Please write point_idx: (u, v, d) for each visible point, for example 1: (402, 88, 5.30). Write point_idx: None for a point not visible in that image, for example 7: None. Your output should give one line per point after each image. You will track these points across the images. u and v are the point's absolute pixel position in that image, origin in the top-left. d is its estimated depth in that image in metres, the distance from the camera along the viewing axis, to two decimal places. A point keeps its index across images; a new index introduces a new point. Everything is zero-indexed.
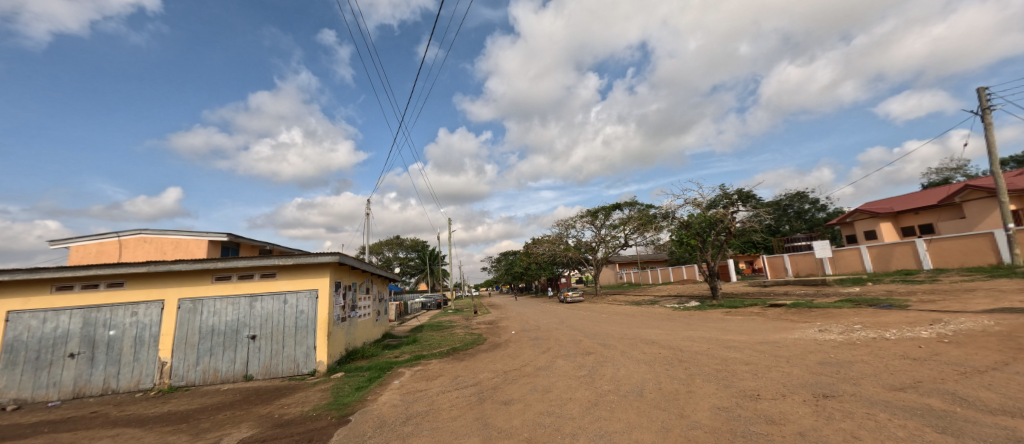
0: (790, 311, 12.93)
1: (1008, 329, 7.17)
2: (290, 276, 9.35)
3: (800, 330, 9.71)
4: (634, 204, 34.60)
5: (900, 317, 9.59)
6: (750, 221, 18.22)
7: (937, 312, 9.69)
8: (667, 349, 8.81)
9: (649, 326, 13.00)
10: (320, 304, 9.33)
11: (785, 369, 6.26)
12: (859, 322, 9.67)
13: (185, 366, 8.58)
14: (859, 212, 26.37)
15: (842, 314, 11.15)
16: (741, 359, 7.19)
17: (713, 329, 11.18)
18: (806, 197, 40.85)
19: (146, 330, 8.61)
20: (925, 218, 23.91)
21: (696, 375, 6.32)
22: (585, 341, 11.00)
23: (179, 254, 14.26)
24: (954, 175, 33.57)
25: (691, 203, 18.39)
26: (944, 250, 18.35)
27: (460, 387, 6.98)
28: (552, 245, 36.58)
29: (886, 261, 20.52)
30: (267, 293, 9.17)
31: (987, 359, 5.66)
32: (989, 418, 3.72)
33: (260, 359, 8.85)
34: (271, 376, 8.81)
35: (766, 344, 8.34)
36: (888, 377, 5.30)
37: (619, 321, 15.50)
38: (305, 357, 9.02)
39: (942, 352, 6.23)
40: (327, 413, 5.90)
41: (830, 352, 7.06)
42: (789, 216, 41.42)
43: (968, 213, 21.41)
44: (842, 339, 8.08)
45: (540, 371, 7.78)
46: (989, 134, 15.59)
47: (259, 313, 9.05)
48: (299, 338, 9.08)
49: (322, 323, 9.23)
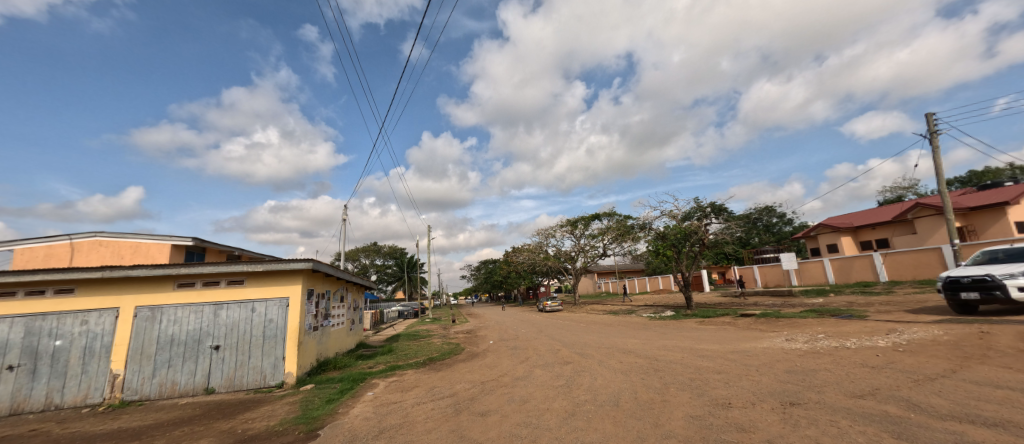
0: (759, 321, 13.35)
1: (955, 338, 7.64)
2: (258, 283, 8.99)
3: (768, 339, 10.09)
4: (612, 214, 35.34)
5: (859, 326, 10.10)
6: (722, 233, 18.76)
7: (893, 322, 10.23)
8: (643, 358, 8.95)
9: (626, 336, 13.16)
10: (291, 312, 9.02)
11: (754, 377, 6.45)
12: (822, 331, 10.12)
13: (140, 379, 8.11)
14: (821, 226, 27.70)
15: (807, 323, 11.63)
16: (713, 368, 7.38)
17: (687, 339, 11.47)
18: (774, 211, 42.94)
19: (96, 341, 8.10)
20: (880, 233, 25.39)
21: (671, 384, 6.45)
22: (563, 350, 11.04)
23: (138, 259, 13.55)
24: (906, 193, 35.91)
25: (667, 215, 18.90)
26: (898, 264, 19.44)
27: (436, 398, 6.87)
28: (532, 254, 36.71)
29: (847, 273, 21.60)
30: (233, 301, 8.80)
31: (936, 366, 6.00)
32: (940, 423, 3.93)
33: (223, 371, 8.46)
34: (235, 388, 8.43)
35: (736, 354, 8.60)
36: (849, 385, 5.53)
37: (597, 330, 15.64)
38: (273, 369, 8.68)
39: (897, 361, 6.57)
40: (294, 427, 5.68)
41: (796, 361, 7.35)
42: (758, 229, 43.23)
43: (919, 228, 22.87)
44: (807, 347, 8.42)
45: (517, 381, 7.76)
46: (937, 156, 16.67)
47: (224, 323, 8.67)
48: (267, 348, 8.74)
49: (291, 332, 8.91)
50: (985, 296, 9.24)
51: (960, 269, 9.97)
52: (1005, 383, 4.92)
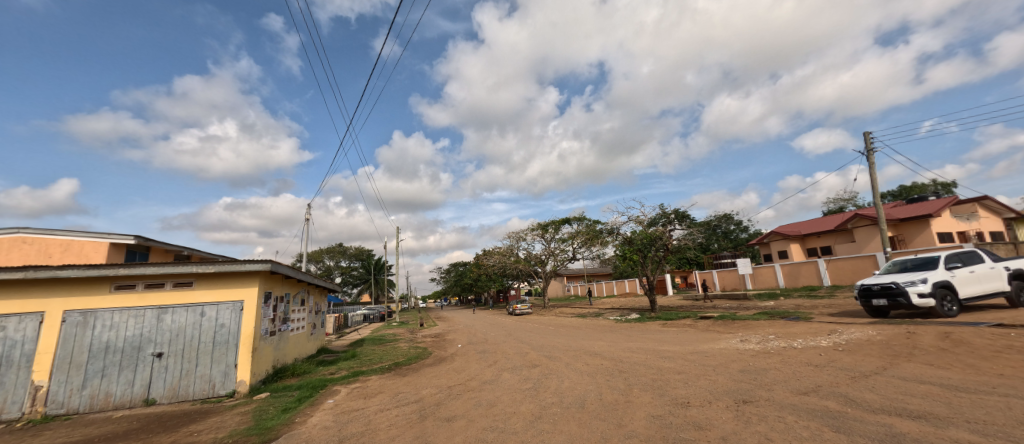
0: (717, 323, 14.00)
1: (887, 338, 8.33)
2: (209, 286, 8.49)
3: (725, 340, 10.60)
4: (582, 218, 35.99)
5: (805, 328, 10.80)
6: (685, 239, 19.55)
7: (835, 324, 11.02)
8: (608, 360, 9.16)
9: (592, 338, 13.42)
10: (245, 317, 8.57)
11: (711, 377, 6.75)
12: (773, 332, 10.75)
13: (67, 391, 7.44)
14: (773, 234, 29.43)
15: (760, 325, 12.32)
16: (674, 369, 7.66)
17: (651, 340, 11.85)
18: (732, 218, 45.21)
19: (16, 349, 7.37)
20: (824, 241, 27.30)
21: (634, 385, 6.63)
22: (531, 353, 11.11)
23: (70, 258, 12.45)
24: (847, 205, 38.83)
25: (634, 220, 19.49)
26: (839, 269, 20.94)
27: (401, 404, 6.72)
28: (502, 257, 36.75)
29: (795, 278, 23.05)
30: (180, 305, 8.25)
31: (871, 364, 6.51)
32: (873, 416, 4.27)
33: (166, 380, 7.91)
34: (179, 399, 7.89)
35: (695, 354, 8.97)
36: (795, 382, 5.90)
37: (565, 333, 15.87)
38: (223, 377, 8.21)
39: (838, 359, 7.08)
40: (246, 439, 5.39)
41: (749, 361, 7.77)
42: (718, 235, 45.35)
43: (858, 237, 24.79)
44: (759, 348, 8.91)
45: (485, 385, 7.73)
46: (872, 171, 18.15)
47: (168, 328, 8.11)
48: (217, 355, 8.26)
49: (245, 338, 8.46)
50: (892, 302, 10.12)
51: (874, 278, 10.92)
52: (928, 378, 5.41)
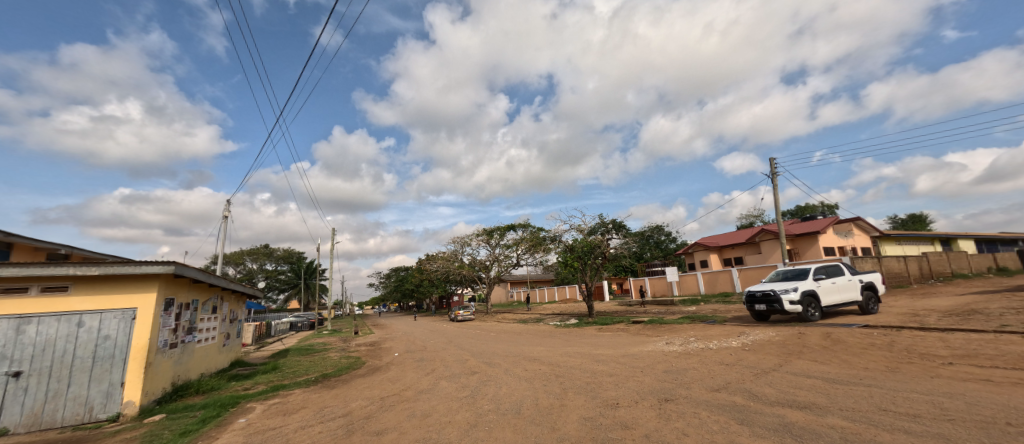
0: (647, 327, 14.88)
1: (786, 338, 9.41)
2: (91, 291, 7.32)
3: (653, 343, 11.29)
4: (527, 225, 36.54)
5: (721, 330, 11.86)
6: (621, 247, 20.60)
7: (745, 326, 12.23)
8: (546, 365, 9.31)
9: (533, 344, 13.58)
10: (137, 327, 7.53)
11: (639, 378, 7.12)
12: (694, 335, 11.67)
13: None
14: (696, 244, 32.13)
15: (683, 329, 13.30)
16: (606, 371, 7.98)
17: (587, 345, 12.27)
18: (663, 229, 48.62)
19: None
20: (737, 252, 30.36)
21: (568, 389, 6.79)
22: (471, 360, 10.97)
23: None
24: (756, 221, 43.59)
25: (575, 228, 20.19)
26: (748, 277, 23.37)
27: (325, 419, 6.25)
28: (446, 262, 36.13)
29: (714, 285, 25.31)
30: (49, 314, 6.99)
31: (771, 362, 7.29)
32: (771, 408, 4.76)
33: (24, 404, 6.53)
34: (41, 427, 6.57)
35: (625, 357, 9.44)
36: (710, 380, 6.43)
37: (505, 339, 15.91)
38: (105, 398, 7.10)
39: (745, 358, 7.84)
40: None
41: (672, 362, 8.33)
42: (650, 245, 48.49)
43: (764, 249, 27.93)
44: (681, 349, 9.61)
45: (420, 395, 7.46)
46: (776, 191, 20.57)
47: (31, 341, 6.80)
48: (98, 373, 7.12)
49: (138, 351, 7.44)
50: (769, 307, 11.50)
51: (760, 287, 12.35)
52: (814, 373, 6.18)
